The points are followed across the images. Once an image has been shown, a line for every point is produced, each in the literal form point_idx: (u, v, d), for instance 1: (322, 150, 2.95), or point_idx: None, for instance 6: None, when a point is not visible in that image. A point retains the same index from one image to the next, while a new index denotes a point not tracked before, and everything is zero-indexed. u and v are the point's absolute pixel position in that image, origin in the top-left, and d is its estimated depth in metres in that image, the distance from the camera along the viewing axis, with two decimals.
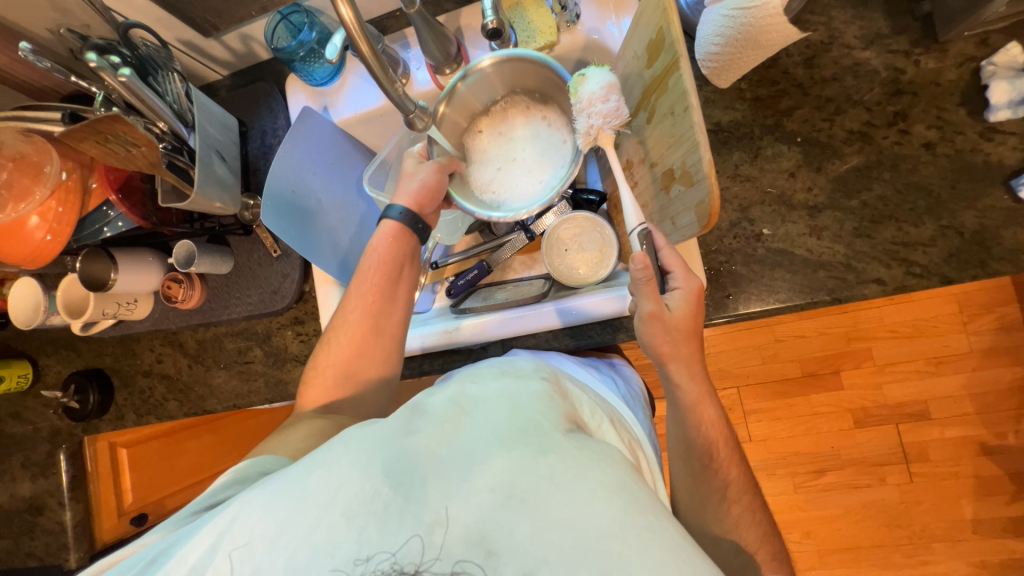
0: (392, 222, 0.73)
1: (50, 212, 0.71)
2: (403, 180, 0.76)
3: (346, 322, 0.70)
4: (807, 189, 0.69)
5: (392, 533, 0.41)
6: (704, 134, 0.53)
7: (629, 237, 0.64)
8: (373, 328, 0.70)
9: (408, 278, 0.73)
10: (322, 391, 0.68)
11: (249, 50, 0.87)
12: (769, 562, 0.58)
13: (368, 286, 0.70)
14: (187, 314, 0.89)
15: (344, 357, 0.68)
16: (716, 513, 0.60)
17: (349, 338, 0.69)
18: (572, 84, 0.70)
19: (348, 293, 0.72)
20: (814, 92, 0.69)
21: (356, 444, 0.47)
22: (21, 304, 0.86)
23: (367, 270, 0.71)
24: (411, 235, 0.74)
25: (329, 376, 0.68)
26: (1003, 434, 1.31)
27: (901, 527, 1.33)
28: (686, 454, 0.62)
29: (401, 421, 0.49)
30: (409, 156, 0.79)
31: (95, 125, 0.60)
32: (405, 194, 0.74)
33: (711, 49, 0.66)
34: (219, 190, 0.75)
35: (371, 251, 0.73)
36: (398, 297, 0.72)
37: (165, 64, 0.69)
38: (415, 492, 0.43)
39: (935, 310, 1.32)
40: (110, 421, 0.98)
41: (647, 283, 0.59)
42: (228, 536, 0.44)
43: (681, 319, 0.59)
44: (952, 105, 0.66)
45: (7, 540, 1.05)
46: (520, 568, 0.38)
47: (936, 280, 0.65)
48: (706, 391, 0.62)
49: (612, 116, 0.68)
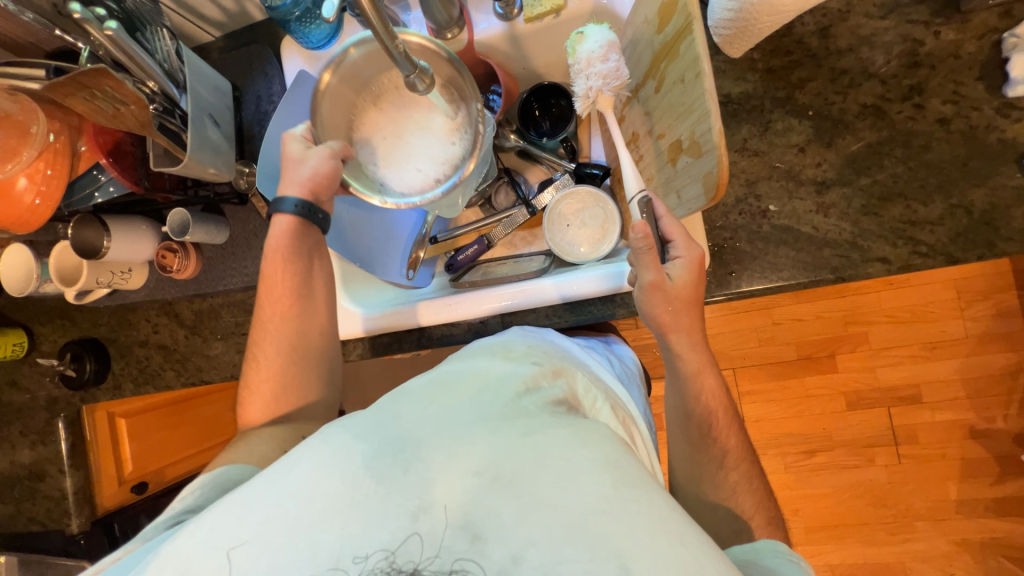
0: (287, 214, 0.68)
1: (38, 174, 0.70)
2: (290, 165, 0.68)
3: (267, 330, 0.70)
4: (816, 164, 0.67)
5: (382, 523, 0.40)
6: (715, 102, 0.51)
7: (629, 205, 0.64)
8: (296, 329, 0.70)
9: (319, 271, 0.73)
10: (264, 402, 0.67)
11: (242, 9, 0.84)
12: (764, 526, 0.57)
13: (281, 290, 0.70)
14: (183, 284, 0.88)
15: (275, 362, 0.69)
16: (712, 480, 0.60)
17: (273, 344, 0.69)
18: (570, 43, 0.66)
19: (261, 302, 0.71)
20: (828, 63, 0.67)
21: (334, 438, 0.46)
22: (13, 271, 0.85)
23: (272, 274, 0.69)
24: (309, 224, 0.70)
25: (265, 383, 0.68)
26: (993, 418, 1.33)
27: (887, 506, 1.37)
28: (685, 424, 0.63)
29: (383, 411, 0.49)
30: (291, 140, 0.69)
31: (81, 79, 0.58)
32: (297, 182, 0.67)
33: (725, 15, 0.63)
34: (212, 156, 0.73)
35: (269, 250, 0.69)
36: (314, 293, 0.72)
37: (153, 19, 0.66)
38: (398, 479, 0.42)
39: (934, 295, 1.32)
40: (107, 390, 0.98)
41: (647, 254, 0.58)
42: (201, 551, 0.41)
43: (682, 288, 0.59)
44: (970, 79, 0.64)
45: (8, 506, 1.06)
46: (508, 551, 0.38)
47: (942, 260, 0.64)
48: (706, 360, 0.62)
49: (613, 77, 0.65)
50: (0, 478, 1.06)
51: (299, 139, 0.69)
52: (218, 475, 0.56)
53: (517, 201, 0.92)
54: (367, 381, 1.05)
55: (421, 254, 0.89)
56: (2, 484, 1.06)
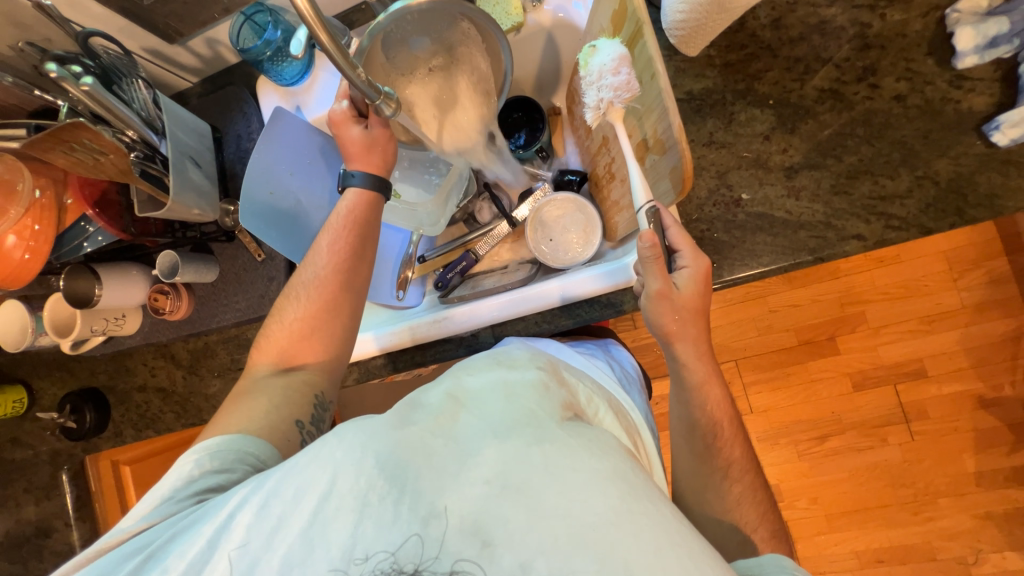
0: (355, 187, 0.70)
1: (26, 230, 0.71)
2: (355, 148, 0.70)
3: (315, 277, 0.68)
4: (782, 151, 0.69)
5: (390, 530, 0.40)
6: (671, 99, 0.53)
7: (638, 213, 0.61)
8: (342, 287, 0.68)
9: (377, 240, 0.72)
10: (281, 352, 0.66)
11: (216, 54, 0.86)
12: (769, 540, 0.58)
13: (339, 244, 0.68)
14: (176, 326, 0.88)
15: (311, 315, 0.67)
16: (718, 491, 0.61)
17: (316, 293, 0.67)
18: (582, 55, 0.65)
19: (316, 248, 0.69)
20: (783, 53, 0.69)
21: (349, 437, 0.44)
22: (8, 327, 0.86)
23: (338, 227, 0.69)
24: (379, 197, 0.72)
25: (295, 333, 0.67)
26: (1000, 386, 1.32)
27: (904, 486, 1.35)
28: (689, 434, 0.63)
29: (393, 416, 0.47)
30: (344, 122, 0.70)
31: (57, 133, 0.60)
32: (369, 162, 0.70)
33: (677, 17, 0.65)
34: (196, 197, 0.74)
35: (342, 210, 0.70)
36: (365, 261, 0.70)
37: (129, 71, 0.68)
38: (410, 484, 0.41)
39: (925, 269, 1.33)
40: (109, 438, 0.98)
41: (655, 262, 0.58)
42: (223, 535, 0.43)
43: (690, 298, 0.60)
44: (920, 55, 0.66)
45: (17, 565, 1.06)
46: (516, 558, 0.38)
47: (916, 231, 0.65)
48: (712, 370, 0.62)
49: (624, 89, 0.59)
50: (8, 537, 1.05)
51: (351, 120, 0.70)
52: (232, 443, 0.56)
53: (497, 214, 0.93)
54: (368, 406, 1.05)
55: (410, 273, 0.92)
56: (9, 544, 1.05)
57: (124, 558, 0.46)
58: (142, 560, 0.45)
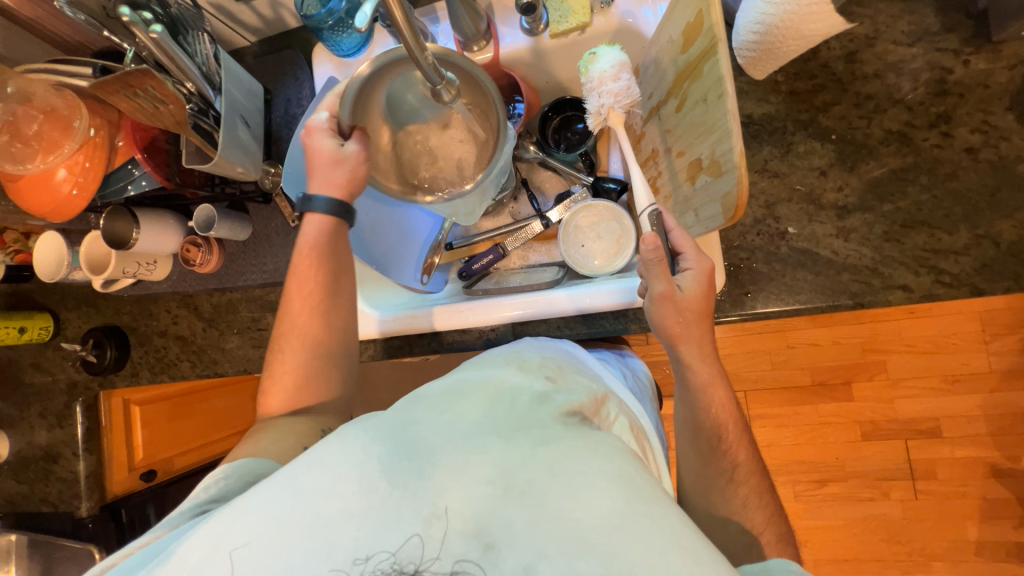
0: (320, 212, 0.69)
1: (77, 166, 0.72)
2: (320, 164, 0.68)
3: (294, 325, 0.69)
4: (837, 189, 0.67)
5: (390, 527, 0.39)
6: (738, 124, 0.51)
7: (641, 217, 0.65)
8: (324, 325, 0.69)
9: (349, 270, 0.72)
10: (285, 394, 0.67)
11: (278, 17, 0.87)
12: (775, 543, 0.56)
13: (309, 286, 0.69)
14: (204, 278, 0.90)
15: (300, 356, 0.68)
16: (723, 494, 0.59)
17: (300, 338, 0.68)
18: (583, 63, 0.70)
19: (287, 293, 0.70)
20: (853, 88, 0.67)
21: (351, 440, 0.45)
22: (45, 258, 0.88)
23: (303, 267, 0.68)
24: (342, 223, 0.70)
25: (288, 375, 0.67)
26: (1017, 457, 1.27)
27: (901, 543, 1.32)
28: (694, 436, 0.62)
29: (399, 414, 0.48)
30: (318, 133, 0.68)
31: (126, 78, 0.60)
32: (331, 182, 0.68)
33: (750, 37, 0.63)
34: (241, 155, 0.75)
35: (302, 247, 0.69)
36: (342, 292, 0.71)
37: (195, 24, 0.69)
38: (411, 485, 0.41)
39: (956, 327, 1.28)
40: (125, 377, 1.01)
41: (658, 264, 0.58)
42: (223, 540, 0.41)
43: (693, 299, 0.59)
44: (1000, 109, 0.63)
45: (23, 485, 1.09)
46: (519, 561, 0.37)
47: (966, 290, 0.63)
48: (717, 374, 0.61)
49: (624, 95, 0.68)
50: (17, 457, 1.09)
51: (327, 132, 0.68)
52: (239, 467, 0.56)
53: (532, 214, 0.93)
54: (376, 383, 1.06)
55: (436, 260, 0.91)
56: (18, 465, 1.09)
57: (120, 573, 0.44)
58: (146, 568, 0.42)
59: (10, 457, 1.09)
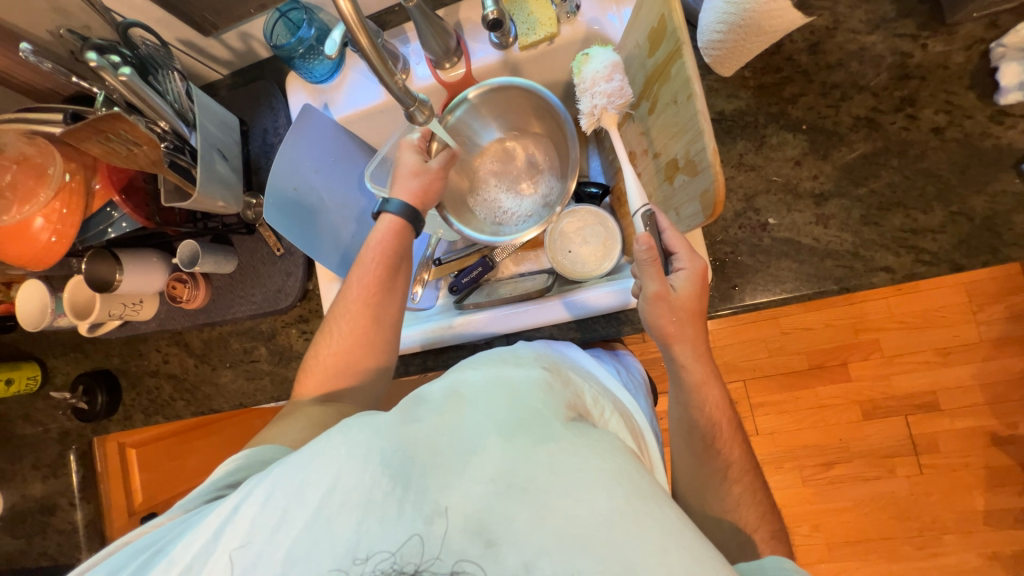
0: (393, 216, 0.72)
1: (54, 214, 0.72)
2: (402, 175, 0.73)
3: (347, 311, 0.68)
4: (813, 177, 0.68)
5: (389, 530, 0.39)
6: (708, 122, 0.52)
7: (634, 218, 0.66)
8: (375, 320, 0.68)
9: (409, 269, 0.72)
10: (321, 380, 0.66)
11: (249, 48, 0.87)
12: (769, 540, 0.56)
13: (370, 276, 0.69)
14: (192, 314, 0.89)
15: (346, 346, 0.67)
16: (718, 492, 0.59)
17: (351, 327, 0.67)
18: (576, 63, 0.71)
19: (348, 280, 0.70)
20: (819, 78, 0.68)
21: (354, 433, 0.43)
22: (29, 306, 0.87)
23: (370, 259, 0.69)
24: (411, 230, 0.73)
25: (330, 363, 0.66)
26: (1015, 424, 1.29)
27: (911, 519, 1.32)
28: (688, 434, 0.62)
29: (398, 412, 0.46)
30: (407, 149, 0.75)
31: (96, 123, 0.60)
32: (406, 189, 0.72)
33: (714, 37, 0.64)
34: (221, 188, 0.75)
35: (371, 241, 0.71)
36: (398, 291, 0.70)
37: (165, 62, 0.68)
38: (414, 482, 0.41)
39: (944, 300, 1.30)
40: (118, 421, 0.99)
41: (651, 265, 0.59)
42: (226, 531, 0.41)
43: (686, 299, 0.59)
44: (960, 88, 0.65)
45: (20, 540, 1.07)
46: (521, 558, 0.37)
47: (947, 267, 0.64)
48: (710, 371, 0.61)
49: (618, 95, 0.68)
50: (13, 512, 1.07)
51: (414, 150, 0.75)
52: (255, 454, 0.55)
53: None
54: None
55: (426, 276, 0.91)
56: (14, 520, 1.07)
57: (128, 556, 0.44)
58: (149, 556, 0.43)
59: (5, 513, 1.07)
